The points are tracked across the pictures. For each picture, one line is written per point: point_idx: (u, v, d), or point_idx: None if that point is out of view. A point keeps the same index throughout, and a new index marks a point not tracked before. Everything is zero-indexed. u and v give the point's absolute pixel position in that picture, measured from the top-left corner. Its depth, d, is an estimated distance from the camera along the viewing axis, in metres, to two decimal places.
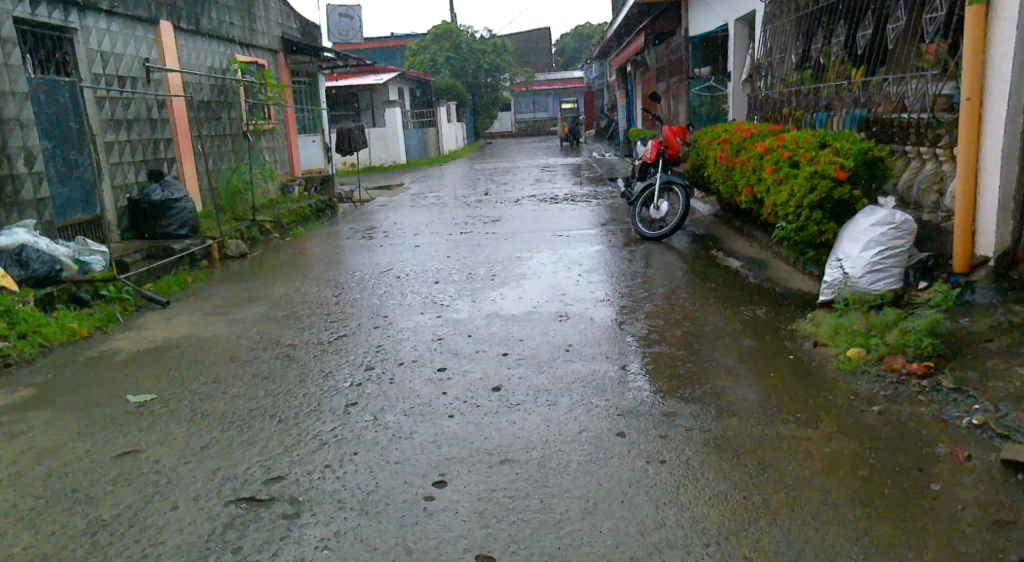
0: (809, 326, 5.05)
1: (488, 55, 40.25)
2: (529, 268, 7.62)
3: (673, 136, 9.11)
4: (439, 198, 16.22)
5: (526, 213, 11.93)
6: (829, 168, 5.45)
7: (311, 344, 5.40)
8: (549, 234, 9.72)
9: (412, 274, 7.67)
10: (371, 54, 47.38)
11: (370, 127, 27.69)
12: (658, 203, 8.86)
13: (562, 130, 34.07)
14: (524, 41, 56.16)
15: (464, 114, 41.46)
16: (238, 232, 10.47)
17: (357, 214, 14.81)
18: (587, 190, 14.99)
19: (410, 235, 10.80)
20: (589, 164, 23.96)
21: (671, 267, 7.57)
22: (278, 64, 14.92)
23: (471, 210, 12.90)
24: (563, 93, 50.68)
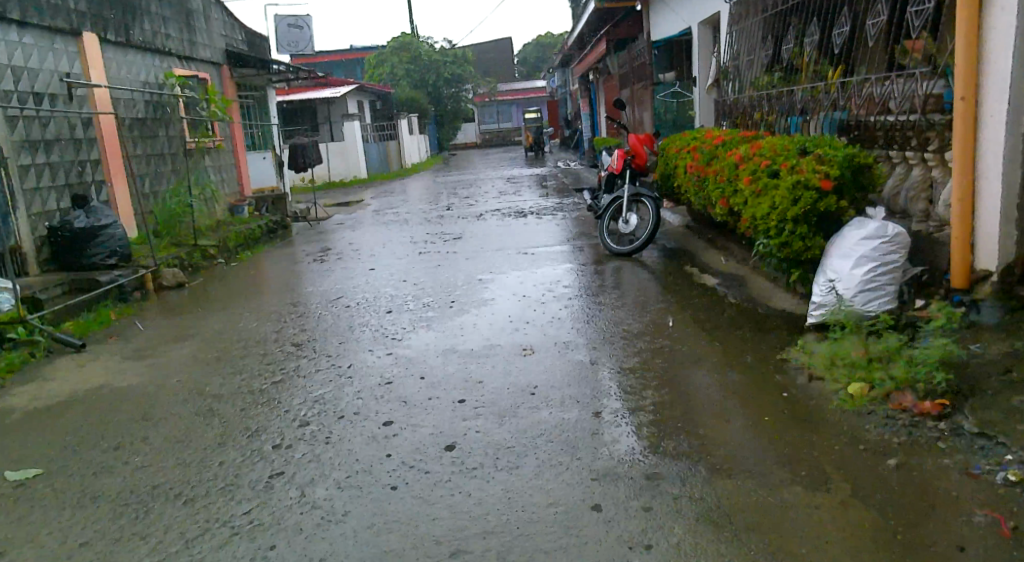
0: (799, 352, 4.38)
1: (449, 66, 39.72)
2: (490, 292, 7.03)
3: (640, 144, 8.54)
4: (399, 214, 15.56)
5: (489, 229, 11.35)
6: (813, 177, 4.88)
7: (239, 394, 4.76)
8: (513, 252, 9.14)
9: (362, 303, 7.04)
10: (331, 68, 46.69)
11: (330, 143, 27.02)
12: (627, 216, 8.30)
13: (526, 140, 33.57)
14: (487, 51, 55.73)
15: (427, 127, 40.95)
16: (177, 258, 9.78)
17: (311, 234, 14.09)
18: (554, 202, 14.42)
19: (365, 256, 10.15)
20: (554, 174, 23.46)
21: (641, 285, 6.98)
22: (222, 79, 14.23)
23: (431, 227, 12.27)
24: (527, 103, 50.26)
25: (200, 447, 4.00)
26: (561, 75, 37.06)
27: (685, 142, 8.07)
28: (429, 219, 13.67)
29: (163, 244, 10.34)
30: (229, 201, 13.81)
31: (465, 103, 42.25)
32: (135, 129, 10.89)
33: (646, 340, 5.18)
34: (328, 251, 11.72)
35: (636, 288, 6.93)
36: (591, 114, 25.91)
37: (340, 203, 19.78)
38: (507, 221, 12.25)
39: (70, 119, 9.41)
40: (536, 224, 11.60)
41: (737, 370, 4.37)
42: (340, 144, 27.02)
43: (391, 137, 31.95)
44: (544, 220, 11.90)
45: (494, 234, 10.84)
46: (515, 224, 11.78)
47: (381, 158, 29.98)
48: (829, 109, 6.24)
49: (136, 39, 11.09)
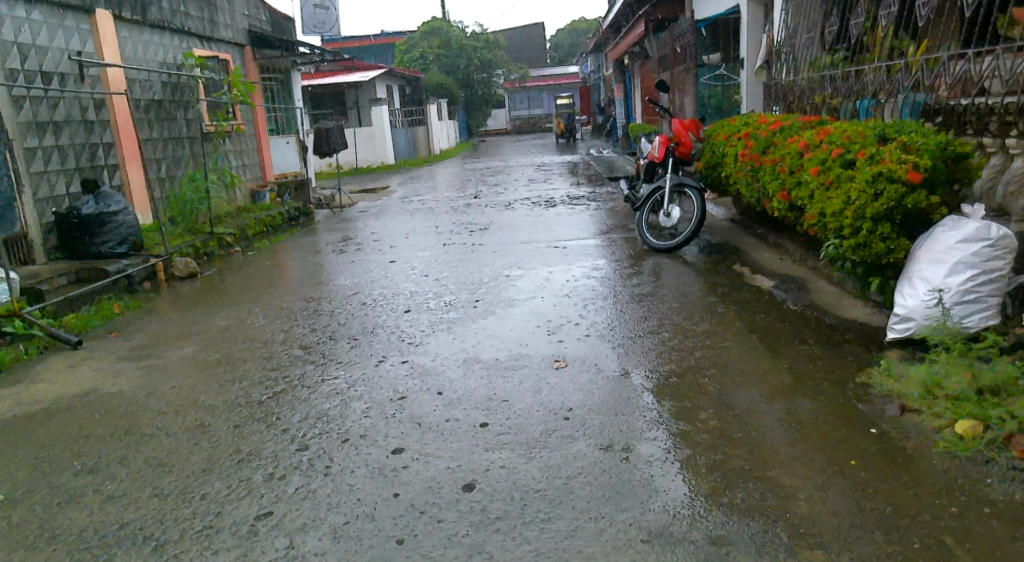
0: (881, 375, 3.78)
1: (480, 51, 39.01)
2: (519, 290, 6.44)
3: (685, 131, 7.80)
4: (425, 202, 15.01)
5: (518, 219, 10.74)
6: (899, 168, 4.24)
7: (236, 405, 4.21)
8: (543, 245, 8.54)
9: (380, 300, 6.47)
10: (361, 52, 46.16)
11: (357, 128, 26.50)
12: (669, 209, 7.62)
13: (558, 127, 32.84)
14: (519, 37, 54.89)
15: (457, 113, 40.36)
16: (190, 247, 9.31)
17: (334, 222, 13.59)
18: (586, 192, 13.78)
19: (388, 247, 9.60)
20: (586, 162, 22.78)
21: (685, 284, 6.35)
22: (245, 60, 13.73)
23: (458, 217, 11.69)
24: (559, 89, 49.42)
25: (181, 472, 3.43)
26: (595, 60, 36.21)
27: (733, 127, 7.39)
28: (456, 208, 13.09)
29: (178, 231, 9.88)
30: (250, 187, 13.34)
31: (496, 88, 41.54)
32: (151, 110, 10.41)
33: (695, 349, 4.56)
34: (350, 240, 11.20)
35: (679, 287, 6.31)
36: (626, 100, 25.15)
37: (366, 190, 19.28)
38: (537, 210, 11.63)
39: (82, 102, 8.93)
40: (568, 214, 10.98)
41: (807, 393, 3.74)
42: (368, 130, 26.50)
43: (420, 123, 31.38)
44: (577, 211, 11.27)
45: (523, 225, 10.24)
46: (547, 214, 11.17)
47: (409, 144, 29.44)
48: (908, 91, 5.55)
49: (154, 17, 10.61)
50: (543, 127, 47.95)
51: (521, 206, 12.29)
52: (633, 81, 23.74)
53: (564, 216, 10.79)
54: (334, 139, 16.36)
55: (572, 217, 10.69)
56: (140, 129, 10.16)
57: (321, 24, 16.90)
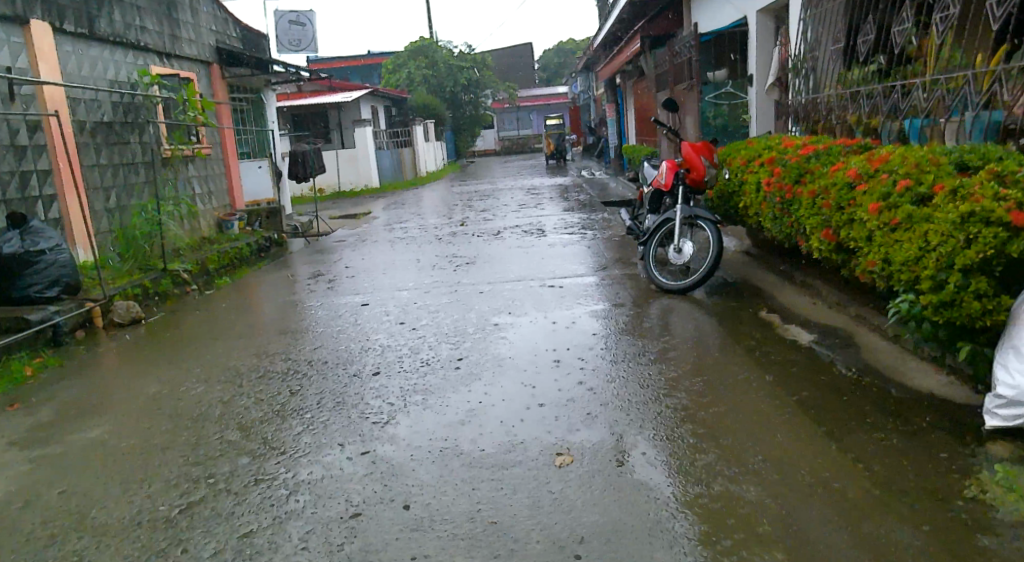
0: (991, 489, 2.89)
1: (468, 71, 38.21)
2: (507, 345, 5.43)
3: (696, 154, 6.75)
4: (408, 229, 14.00)
5: (507, 251, 9.77)
6: (998, 207, 3.27)
7: (131, 530, 3.25)
8: (536, 284, 7.54)
9: (343, 359, 5.45)
10: (346, 73, 45.34)
11: (340, 151, 25.53)
12: (680, 244, 6.59)
13: (548, 147, 31.95)
14: (507, 57, 54.21)
15: (444, 134, 39.54)
16: (138, 286, 8.32)
17: (310, 252, 12.63)
18: (579, 218, 12.86)
19: (361, 283, 8.58)
20: (579, 184, 21.95)
21: (703, 334, 5.35)
22: (212, 79, 12.73)
23: (441, 248, 10.73)
24: (549, 109, 48.68)
25: None
26: (585, 79, 35.44)
27: (753, 150, 6.42)
28: (439, 237, 12.08)
29: (127, 268, 8.86)
30: (216, 215, 12.32)
31: (484, 108, 40.72)
32: (98, 134, 9.44)
33: (730, 434, 3.57)
34: (322, 273, 10.17)
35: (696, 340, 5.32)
36: (618, 120, 24.27)
37: (346, 216, 18.26)
38: (527, 240, 10.64)
39: (10, 124, 7.94)
40: (562, 245, 9.98)
41: (890, 517, 2.80)
42: (351, 152, 25.54)
43: (406, 144, 30.45)
44: (572, 241, 10.28)
45: (513, 258, 9.24)
46: (539, 245, 10.17)
47: (394, 166, 28.48)
48: (976, 107, 4.65)
49: (102, 30, 9.64)
50: (533, 147, 47.16)
51: (509, 235, 11.29)
52: (627, 100, 22.87)
53: (557, 247, 9.81)
54: (310, 163, 15.37)
55: (566, 248, 9.69)
56: (85, 154, 9.17)
57: (296, 42, 15.96)
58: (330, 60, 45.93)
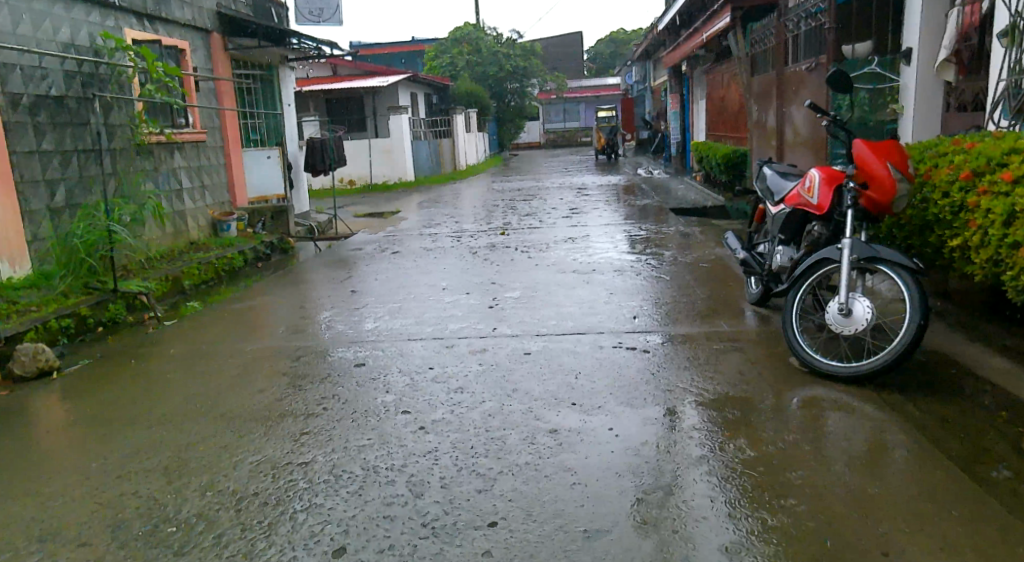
0: None
1: (515, 58, 35.86)
2: (578, 498, 3.15)
3: (874, 157, 4.30)
4: (440, 234, 11.78)
5: (562, 278, 7.43)
6: None
7: None
8: (609, 339, 5.22)
9: (293, 499, 3.21)
10: (388, 58, 43.38)
11: (373, 140, 23.40)
12: (850, 302, 4.21)
13: (599, 142, 29.57)
14: (557, 46, 51.71)
15: (487, 125, 37.29)
16: (65, 316, 6.13)
17: (321, 260, 10.47)
18: (648, 230, 10.47)
19: (368, 318, 6.35)
20: (636, 184, 19.54)
21: (938, 514, 3.00)
22: (214, 50, 10.31)
23: (477, 267, 8.42)
24: (598, 102, 46.19)
25: None
26: (642, 70, 32.92)
27: (988, 159, 4.07)
28: (475, 249, 9.84)
29: (61, 286, 6.69)
30: (211, 214, 10.10)
31: (531, 99, 38.40)
32: (42, 111, 7.25)
33: None
34: (325, 292, 7.96)
35: (931, 527, 2.96)
36: (683, 114, 21.79)
37: (372, 214, 16.10)
38: (588, 262, 8.29)
39: None
40: (635, 272, 7.61)
41: None
42: (385, 142, 23.40)
43: (446, 135, 28.26)
44: (647, 265, 7.92)
45: (571, 290, 6.90)
46: (602, 269, 7.83)
47: (433, 158, 26.31)
48: None
49: None
50: (580, 142, 44.77)
51: (565, 253, 8.96)
52: (696, 92, 20.38)
53: (629, 275, 7.46)
54: (331, 154, 13.18)
55: (640, 277, 7.33)
56: (18, 137, 6.99)
57: (319, 11, 13.71)
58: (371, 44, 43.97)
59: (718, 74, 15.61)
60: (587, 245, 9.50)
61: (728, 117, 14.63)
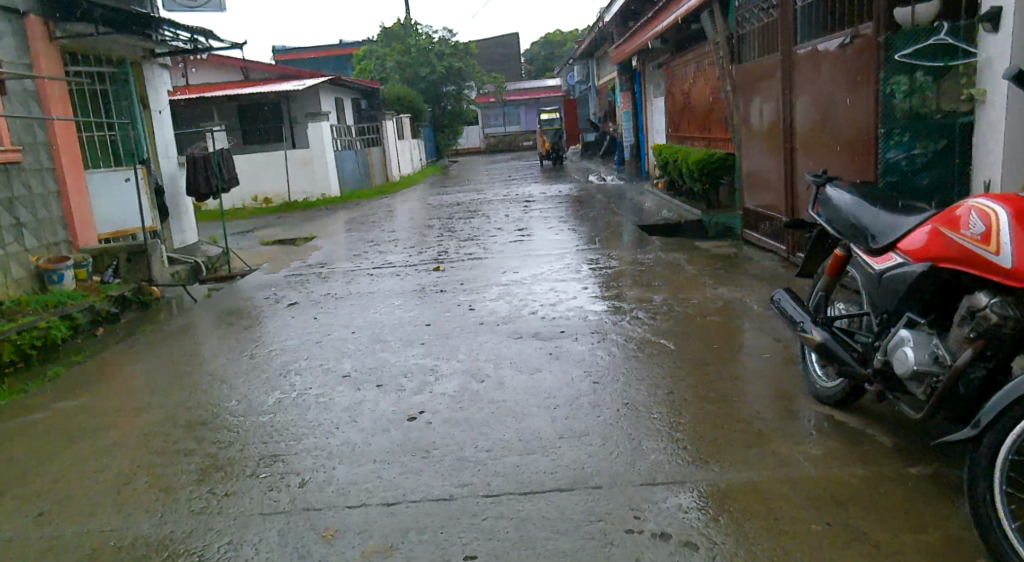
0: None
1: (450, 58, 33.64)
2: None
3: None
4: (355, 270, 9.41)
5: (516, 351, 5.18)
6: None
7: None
8: (609, 511, 2.93)
9: None
10: (315, 63, 40.84)
11: (291, 151, 20.82)
12: None
13: (543, 147, 27.51)
14: (494, 46, 49.65)
15: (424, 130, 34.96)
16: None
17: (198, 313, 8.08)
18: (615, 262, 8.31)
19: (209, 447, 3.96)
20: (589, 194, 17.47)
21: None
22: (33, 43, 7.90)
23: (398, 328, 6.12)
24: (540, 104, 44.14)
25: None
26: (584, 68, 30.91)
27: None
28: (399, 295, 7.48)
29: None
30: (33, 261, 7.66)
31: (468, 102, 36.18)
32: None
33: None
34: (174, 377, 5.54)
35: None
36: (635, 114, 19.82)
37: (283, 242, 13.67)
38: (551, 319, 5.97)
39: None
40: (619, 336, 5.34)
41: None
42: (304, 153, 20.84)
43: (376, 143, 25.81)
44: (632, 323, 5.70)
45: (534, 377, 4.57)
46: (572, 331, 5.59)
47: (362, 169, 23.84)
48: None
49: None
50: (521, 146, 42.82)
51: (517, 302, 6.64)
52: (650, 88, 18.39)
53: (610, 342, 5.21)
54: (218, 173, 10.64)
55: (628, 347, 5.07)
56: None
57: None
58: (297, 48, 41.37)
59: (682, 68, 13.56)
60: (542, 287, 7.22)
61: (696, 115, 12.56)
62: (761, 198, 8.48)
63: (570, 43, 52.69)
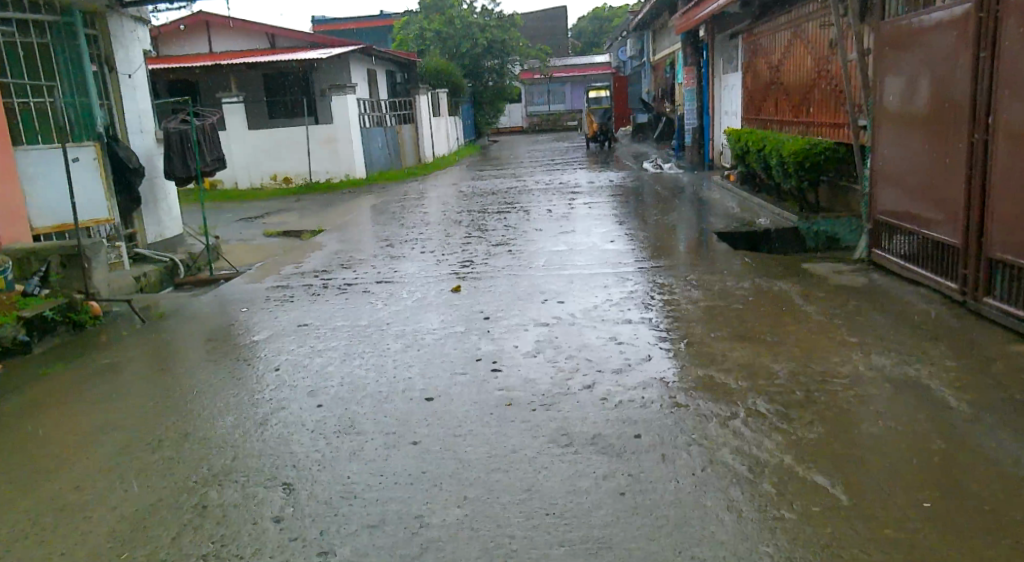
0: None
1: (493, 30, 31.33)
2: None
3: None
4: (356, 283, 7.39)
5: (568, 486, 3.07)
6: None
7: None
8: None
9: None
10: (353, 34, 38.89)
11: (313, 127, 18.79)
12: None
13: (590, 127, 25.22)
14: (541, 19, 47.17)
15: (463, 107, 32.79)
16: None
17: (139, 336, 6.11)
18: (697, 291, 6.15)
19: None
20: (647, 185, 15.23)
21: None
22: None
23: (384, 406, 4.06)
24: (587, 83, 41.59)
25: None
26: (638, 43, 28.41)
27: None
28: (403, 335, 5.40)
29: None
30: None
31: (511, 79, 33.88)
32: None
33: None
34: (27, 471, 3.55)
35: None
36: (699, 93, 17.45)
37: (289, 234, 11.70)
38: (618, 409, 3.84)
39: None
40: (737, 461, 3.22)
41: None
42: (327, 129, 18.79)
43: (409, 120, 23.72)
44: (753, 425, 3.57)
45: None
46: (654, 437, 3.48)
47: (392, 148, 21.80)
48: None
49: None
50: (565, 125, 40.64)
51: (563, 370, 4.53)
52: (722, 64, 16.01)
53: (727, 476, 3.08)
54: (199, 154, 8.43)
55: (760, 491, 2.95)
56: None
57: None
58: (334, 19, 39.48)
59: (772, 36, 11.19)
60: (598, 337, 5.09)
61: (791, 95, 10.22)
62: (909, 205, 6.22)
63: (620, 19, 50.08)
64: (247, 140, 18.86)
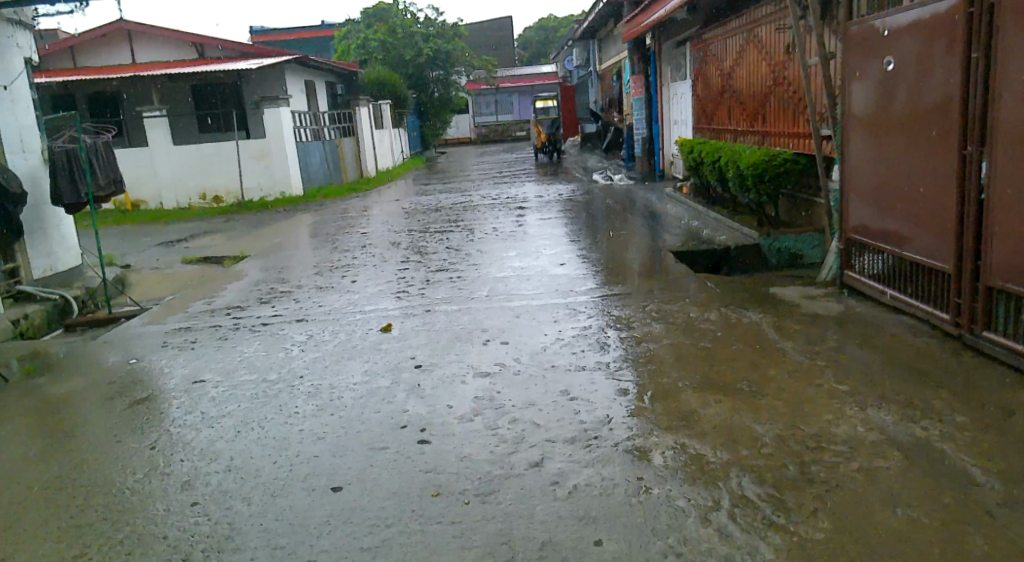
0: None
1: (437, 40, 30.52)
2: None
3: None
4: (271, 322, 6.49)
5: None
6: None
7: None
8: None
9: None
10: (293, 46, 37.80)
11: (244, 141, 17.73)
12: None
13: (538, 138, 24.54)
14: (487, 30, 46.51)
15: (408, 119, 31.91)
16: None
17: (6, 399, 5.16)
18: (657, 325, 5.41)
19: None
20: (598, 197, 14.55)
21: None
22: None
23: (276, 502, 3.22)
24: (536, 92, 41.00)
25: None
26: (585, 52, 27.84)
27: None
28: (315, 395, 4.52)
29: None
30: None
31: (457, 89, 33.10)
32: None
33: None
34: None
35: None
36: (648, 102, 16.76)
37: (211, 261, 10.72)
38: (571, 499, 3.04)
39: None
40: None
41: None
42: (259, 143, 17.74)
43: (350, 132, 22.74)
44: (743, 523, 2.80)
45: None
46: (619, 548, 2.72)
47: (331, 162, 20.79)
48: None
49: None
50: (514, 136, 40.08)
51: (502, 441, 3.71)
52: (670, 70, 15.41)
53: None
54: (91, 174, 7.59)
55: None
56: None
57: None
58: (274, 30, 38.36)
59: (722, 41, 10.54)
60: (546, 392, 4.28)
61: (744, 102, 9.59)
62: (886, 222, 5.51)
63: (566, 28, 49.77)
64: (174, 156, 17.71)
